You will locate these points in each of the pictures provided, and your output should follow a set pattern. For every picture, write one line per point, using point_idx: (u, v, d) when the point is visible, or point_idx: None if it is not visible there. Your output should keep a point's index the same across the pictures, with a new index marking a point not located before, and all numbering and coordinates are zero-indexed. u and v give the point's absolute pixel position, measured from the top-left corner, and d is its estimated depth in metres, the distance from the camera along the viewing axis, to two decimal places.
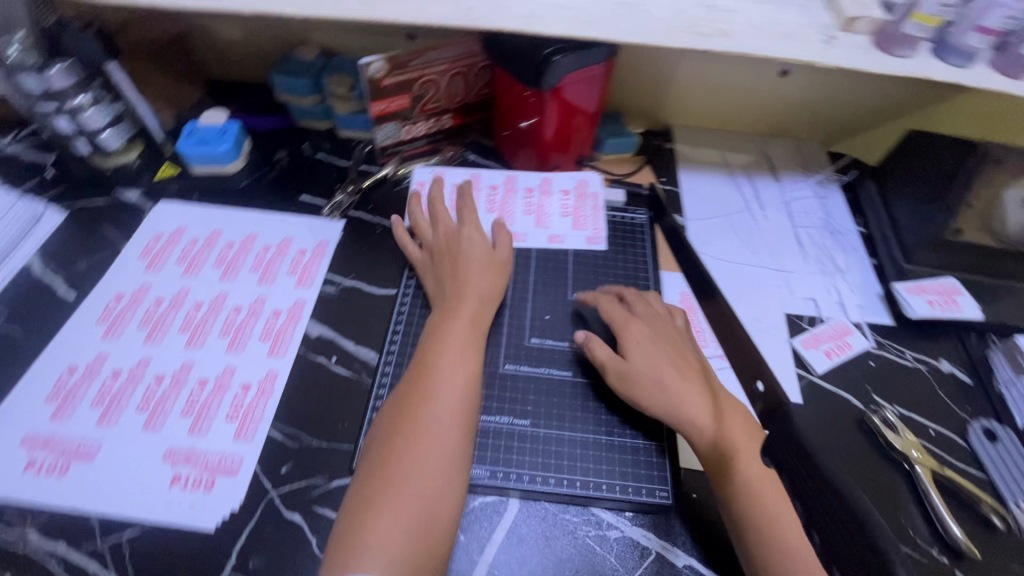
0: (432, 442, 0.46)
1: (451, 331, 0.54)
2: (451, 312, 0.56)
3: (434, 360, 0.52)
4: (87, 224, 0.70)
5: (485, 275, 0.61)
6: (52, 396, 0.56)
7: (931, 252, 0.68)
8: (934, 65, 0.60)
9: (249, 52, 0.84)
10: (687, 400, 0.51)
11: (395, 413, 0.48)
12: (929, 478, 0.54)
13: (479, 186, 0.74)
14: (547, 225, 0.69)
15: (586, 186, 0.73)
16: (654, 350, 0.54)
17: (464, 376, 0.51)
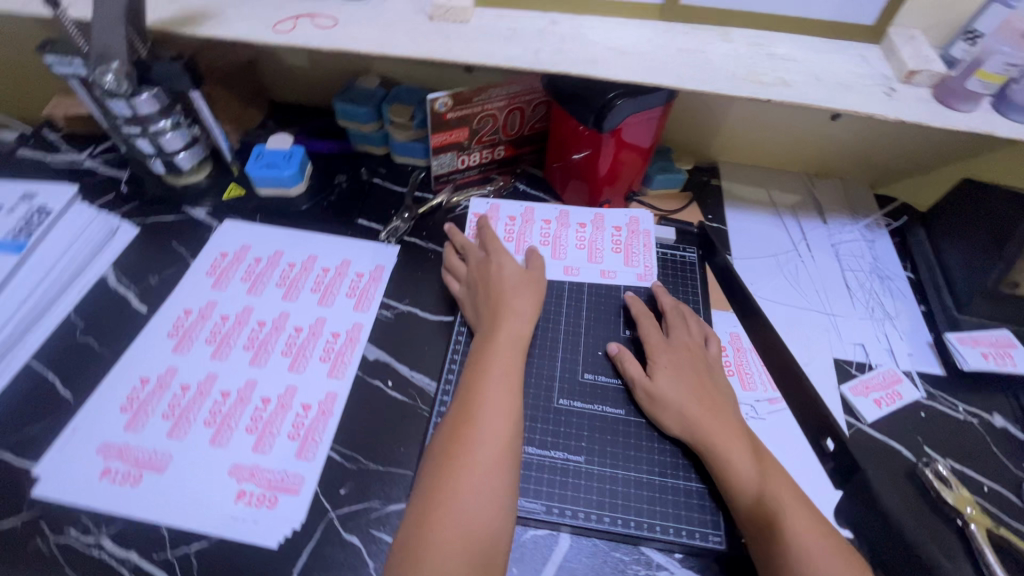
0: (483, 466, 0.48)
1: (494, 357, 0.56)
2: (494, 338, 0.58)
3: (478, 385, 0.53)
4: (158, 239, 0.74)
5: (524, 300, 0.62)
6: (126, 406, 0.58)
7: (984, 303, 0.68)
8: (995, 120, 0.61)
9: (314, 80, 0.89)
10: (718, 437, 0.52)
11: (445, 437, 0.50)
12: (985, 538, 0.53)
13: (532, 218, 0.75)
14: (599, 260, 0.71)
15: (638, 224, 0.74)
16: (685, 381, 0.56)
17: (508, 400, 0.53)
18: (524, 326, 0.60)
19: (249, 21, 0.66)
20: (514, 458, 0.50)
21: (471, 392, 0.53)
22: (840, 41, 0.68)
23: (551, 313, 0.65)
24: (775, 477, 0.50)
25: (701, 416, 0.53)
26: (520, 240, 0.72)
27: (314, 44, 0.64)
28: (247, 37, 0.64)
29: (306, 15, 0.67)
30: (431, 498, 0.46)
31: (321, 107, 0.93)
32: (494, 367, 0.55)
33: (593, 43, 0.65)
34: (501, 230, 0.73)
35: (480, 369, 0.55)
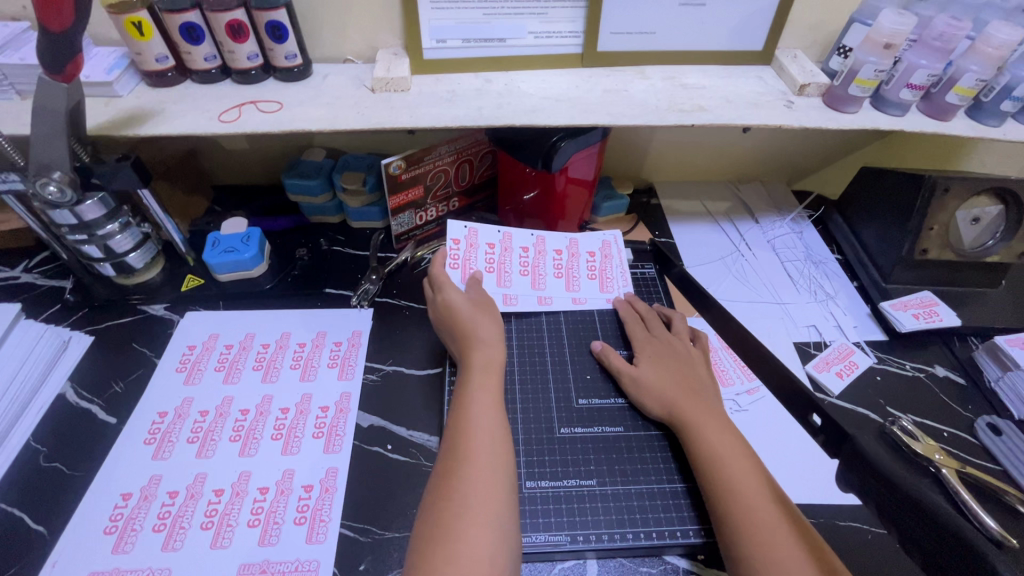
0: (481, 498, 0.47)
1: (476, 393, 0.56)
2: (471, 374, 0.58)
3: (469, 422, 0.53)
4: (116, 344, 0.70)
5: (489, 329, 0.63)
6: (111, 527, 0.54)
7: (906, 270, 0.77)
8: (876, 116, 0.72)
9: (259, 161, 0.90)
10: (700, 422, 0.54)
11: (438, 480, 0.49)
12: (955, 477, 0.59)
13: (511, 246, 0.76)
14: (577, 289, 0.74)
15: (610, 247, 0.80)
16: (665, 372, 0.60)
17: (495, 433, 0.53)
18: (496, 353, 0.60)
19: (192, 115, 0.67)
20: (507, 483, 0.49)
21: (461, 430, 0.52)
22: (738, 67, 0.78)
23: (535, 347, 0.68)
24: (741, 446, 0.52)
25: (688, 410, 0.56)
26: (501, 271, 0.73)
27: (263, 128, 0.65)
28: (193, 130, 0.65)
29: (250, 101, 0.69)
30: (434, 534, 0.44)
31: (269, 186, 0.94)
32: (480, 404, 0.55)
33: (529, 95, 0.71)
34: (482, 260, 0.73)
35: (461, 408, 0.55)
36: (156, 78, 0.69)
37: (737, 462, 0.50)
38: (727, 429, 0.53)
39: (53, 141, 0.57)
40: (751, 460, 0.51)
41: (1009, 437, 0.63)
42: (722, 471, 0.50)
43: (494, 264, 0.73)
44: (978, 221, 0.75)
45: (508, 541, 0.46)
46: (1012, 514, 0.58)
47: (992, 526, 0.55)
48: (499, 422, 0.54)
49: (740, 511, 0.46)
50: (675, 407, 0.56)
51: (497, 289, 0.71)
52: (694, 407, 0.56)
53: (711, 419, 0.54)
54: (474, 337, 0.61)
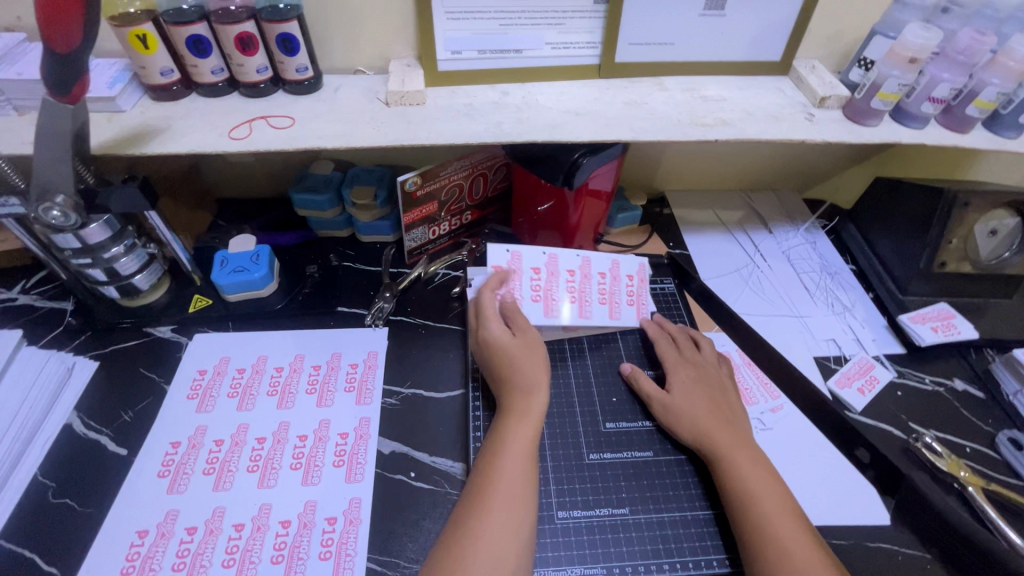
0: (494, 562, 0.45)
1: (509, 439, 0.54)
2: (507, 419, 0.56)
3: (495, 472, 0.51)
4: (122, 370, 0.68)
5: (537, 372, 0.60)
6: (128, 567, 0.52)
7: (923, 283, 0.76)
8: (896, 128, 0.71)
9: (264, 173, 0.87)
10: (736, 461, 0.53)
11: (450, 537, 0.47)
12: (981, 495, 0.59)
13: (558, 271, 0.70)
14: (619, 317, 0.70)
15: (647, 272, 0.75)
16: (697, 400, 0.59)
17: (521, 484, 0.51)
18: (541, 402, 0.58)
19: (200, 132, 0.64)
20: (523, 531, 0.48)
21: (487, 480, 0.51)
22: (755, 77, 0.77)
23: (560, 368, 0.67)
24: (779, 488, 0.51)
25: (724, 445, 0.55)
26: (547, 298, 0.68)
27: (275, 146, 0.63)
28: (202, 148, 0.62)
29: (260, 116, 0.66)
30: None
31: (274, 198, 0.91)
32: (512, 451, 0.53)
33: (547, 108, 0.69)
34: (527, 288, 0.67)
35: (491, 455, 0.53)
36: (160, 92, 0.66)
37: (770, 503, 0.50)
38: (766, 471, 0.53)
39: (57, 165, 0.54)
40: (786, 502, 0.50)
41: None
42: (754, 511, 0.49)
43: (539, 290, 0.68)
44: (995, 233, 0.75)
45: None
46: None
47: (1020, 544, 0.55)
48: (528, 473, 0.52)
49: (771, 563, 0.45)
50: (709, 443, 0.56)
51: (544, 319, 0.66)
52: (728, 444, 0.55)
53: (746, 455, 0.54)
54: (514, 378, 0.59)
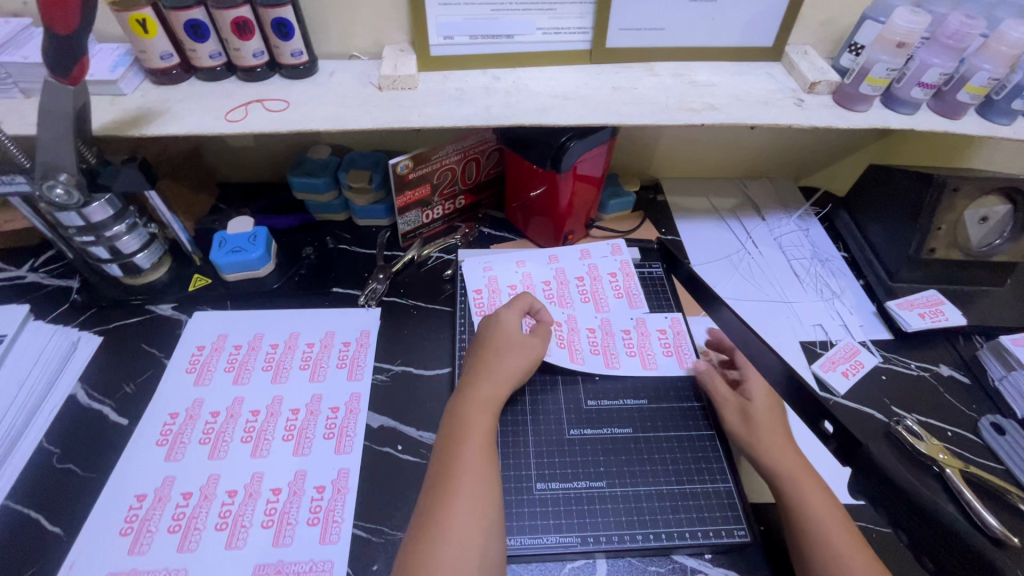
0: (465, 548, 0.45)
1: (469, 424, 0.53)
2: (466, 404, 0.56)
3: (456, 457, 0.51)
4: (125, 345, 0.71)
5: (503, 361, 0.60)
6: (126, 528, 0.55)
7: (912, 269, 0.77)
8: (887, 114, 0.71)
9: (264, 157, 0.89)
10: (799, 475, 0.52)
11: (422, 523, 0.47)
12: (959, 477, 0.60)
13: (532, 283, 0.76)
14: (653, 366, 0.67)
15: (629, 266, 0.79)
16: (766, 411, 0.58)
17: (484, 469, 0.50)
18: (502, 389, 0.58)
19: (198, 114, 0.66)
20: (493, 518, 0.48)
21: (449, 464, 0.50)
22: (747, 63, 0.77)
23: None
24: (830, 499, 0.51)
25: (792, 460, 0.54)
26: (569, 347, 0.68)
27: (269, 128, 0.65)
28: (199, 131, 0.64)
29: (256, 100, 0.68)
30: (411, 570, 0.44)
31: (273, 182, 0.93)
32: (475, 436, 0.52)
33: (537, 93, 0.70)
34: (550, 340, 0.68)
35: (450, 441, 0.52)
36: (160, 76, 0.68)
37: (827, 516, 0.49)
38: (829, 494, 0.51)
39: (60, 144, 0.56)
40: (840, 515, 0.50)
41: (1012, 436, 0.64)
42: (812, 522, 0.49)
43: (561, 338, 0.68)
44: (986, 220, 0.75)
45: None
46: (1013, 513, 0.59)
47: (995, 524, 0.56)
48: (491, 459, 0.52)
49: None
50: (773, 459, 0.54)
51: (568, 364, 0.65)
52: (796, 466, 0.53)
53: (804, 468, 0.53)
54: (484, 367, 0.59)
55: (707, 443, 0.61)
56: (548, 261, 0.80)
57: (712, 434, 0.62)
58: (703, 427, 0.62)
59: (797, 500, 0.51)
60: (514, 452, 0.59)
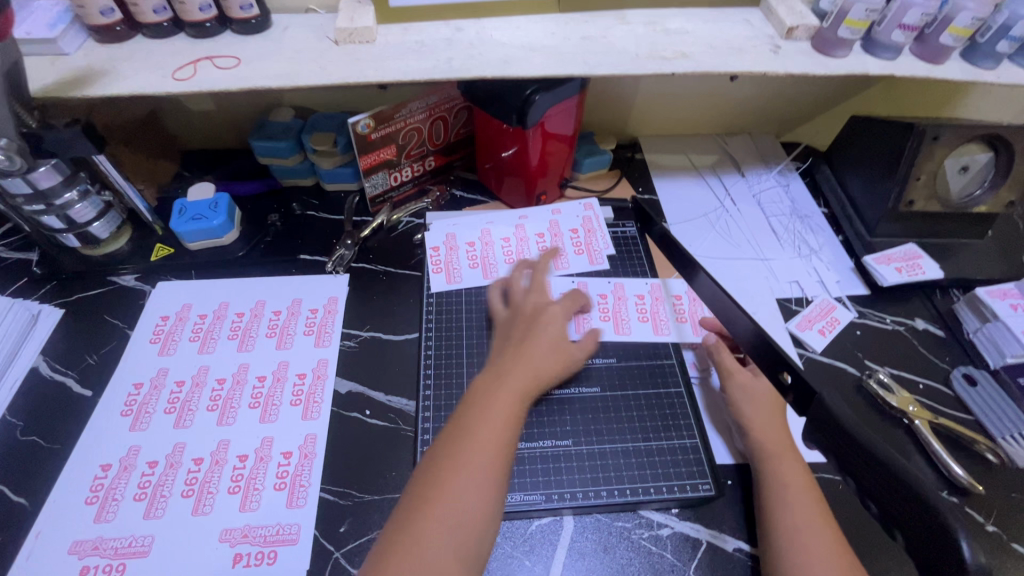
0: (456, 520, 0.44)
1: (496, 397, 0.52)
2: (497, 379, 0.54)
3: (477, 425, 0.49)
4: (87, 317, 0.69)
5: (536, 350, 0.57)
6: (92, 497, 0.55)
7: (890, 223, 0.75)
8: (866, 60, 0.68)
9: (226, 121, 0.86)
10: (776, 453, 0.54)
11: (424, 483, 0.46)
12: (928, 429, 0.60)
13: (491, 240, 0.77)
14: (665, 333, 0.68)
15: (592, 223, 0.79)
16: (766, 401, 0.59)
17: (495, 449, 0.48)
18: (540, 370, 0.56)
19: (143, 73, 0.62)
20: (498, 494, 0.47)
21: (455, 439, 0.48)
22: (724, 9, 0.73)
23: None
24: (803, 475, 0.53)
25: (770, 442, 0.56)
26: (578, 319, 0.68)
27: (219, 86, 0.62)
28: (145, 90, 0.61)
29: (204, 57, 0.64)
30: (407, 528, 0.43)
31: (238, 147, 0.90)
32: (494, 415, 0.50)
33: (501, 44, 0.66)
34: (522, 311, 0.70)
35: (468, 417, 0.50)
36: (104, 33, 0.65)
37: (799, 494, 0.51)
38: (804, 470, 0.54)
39: None
40: (813, 491, 0.52)
41: (982, 388, 0.64)
42: (784, 496, 0.51)
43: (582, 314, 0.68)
44: (967, 169, 0.73)
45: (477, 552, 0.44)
46: (979, 461, 0.59)
47: (962, 474, 0.57)
48: (506, 438, 0.49)
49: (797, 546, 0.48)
50: (756, 438, 0.56)
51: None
52: (776, 444, 0.55)
53: (784, 450, 0.55)
54: (524, 346, 0.57)
55: (676, 400, 0.62)
56: (516, 219, 0.80)
57: (680, 391, 0.63)
58: (672, 385, 0.63)
59: (770, 474, 0.53)
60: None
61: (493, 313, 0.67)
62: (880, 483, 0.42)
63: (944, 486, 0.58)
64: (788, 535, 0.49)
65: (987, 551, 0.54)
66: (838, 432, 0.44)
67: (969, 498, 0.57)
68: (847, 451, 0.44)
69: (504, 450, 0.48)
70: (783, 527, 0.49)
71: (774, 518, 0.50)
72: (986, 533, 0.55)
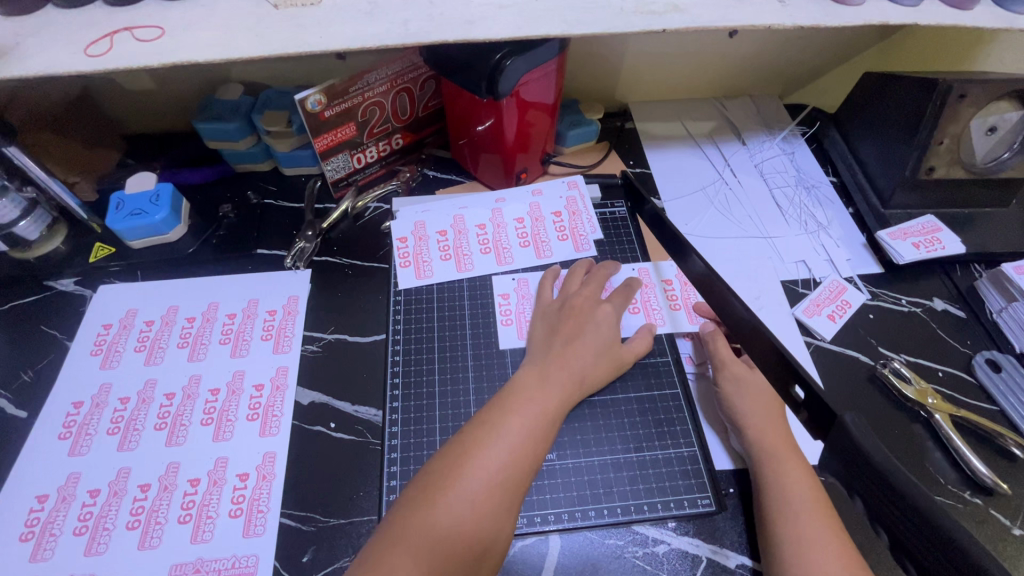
0: (470, 500, 0.42)
1: (533, 390, 0.50)
2: (536, 375, 0.52)
3: (507, 413, 0.48)
4: (21, 328, 0.63)
5: (545, 382, 0.51)
6: (27, 533, 0.50)
7: (907, 193, 0.68)
8: (888, 7, 0.59)
9: (168, 102, 0.77)
10: (780, 459, 0.49)
11: (443, 461, 0.44)
12: (948, 423, 0.55)
13: (465, 227, 0.70)
14: (659, 324, 0.62)
15: (577, 203, 0.72)
16: (766, 400, 0.53)
17: (488, 490, 0.43)
18: (584, 369, 0.53)
19: (51, 51, 0.52)
20: (521, 484, 0.44)
21: (446, 474, 0.43)
22: None
23: (482, 315, 0.63)
24: (811, 483, 0.48)
25: (772, 444, 0.50)
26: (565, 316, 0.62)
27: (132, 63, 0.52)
28: (53, 71, 0.51)
29: (124, 28, 0.54)
30: (416, 501, 0.42)
31: (187, 130, 0.82)
32: (495, 452, 0.44)
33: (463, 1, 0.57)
34: (499, 310, 0.63)
35: (464, 451, 0.45)
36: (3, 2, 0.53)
37: (809, 507, 0.46)
38: (810, 474, 0.48)
39: None
40: (822, 499, 0.46)
41: (1008, 374, 0.58)
42: (791, 509, 0.46)
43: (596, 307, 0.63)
44: (994, 130, 0.65)
45: (489, 537, 0.42)
46: (1004, 457, 0.54)
47: (985, 473, 0.52)
48: (505, 478, 0.44)
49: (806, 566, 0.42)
50: (756, 441, 0.51)
51: (519, 343, 0.61)
52: (779, 445, 0.50)
53: (788, 453, 0.49)
54: (564, 344, 0.55)
55: (671, 403, 0.56)
56: (493, 202, 0.72)
57: (676, 392, 0.57)
58: (667, 386, 0.58)
59: (772, 479, 0.48)
60: (455, 406, 0.57)
61: (539, 298, 0.62)
62: (922, 542, 0.34)
63: (966, 486, 0.53)
64: (795, 551, 0.43)
65: (1014, 557, 0.49)
66: (865, 470, 0.37)
67: (994, 500, 0.52)
68: (878, 500, 0.36)
69: (500, 491, 0.43)
70: (791, 541, 0.44)
71: (777, 529, 0.45)
72: (1013, 537, 0.50)
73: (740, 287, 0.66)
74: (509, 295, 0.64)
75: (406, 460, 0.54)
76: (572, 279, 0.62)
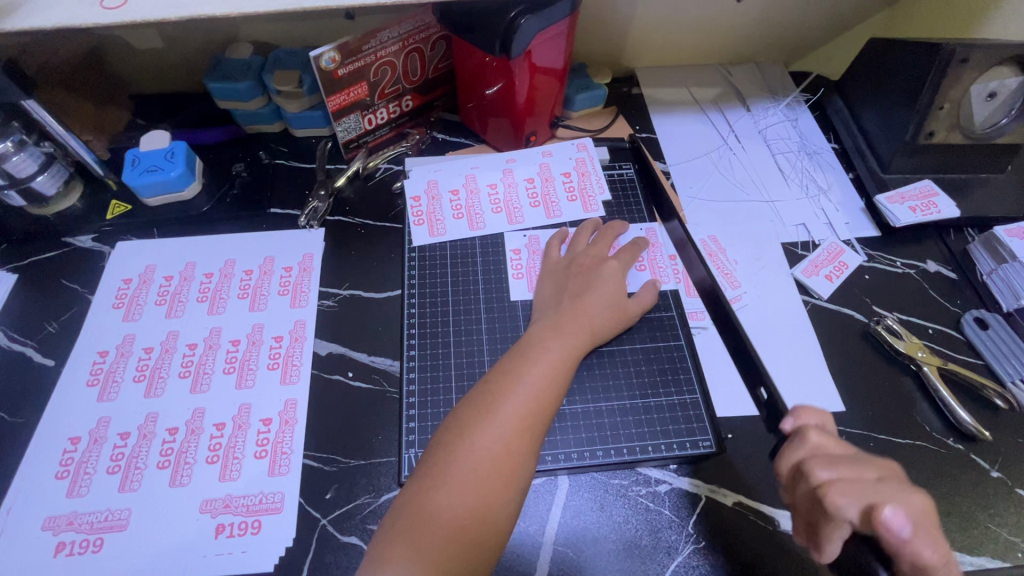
0: (501, 444, 0.44)
1: (549, 341, 0.52)
2: (550, 328, 0.54)
3: (527, 363, 0.50)
4: (43, 282, 0.64)
5: (559, 333, 0.53)
6: (63, 471, 0.52)
7: (906, 158, 0.70)
8: None
9: (176, 60, 0.77)
10: None
11: (471, 406, 0.47)
12: (936, 375, 0.58)
13: (477, 187, 0.71)
14: (664, 281, 0.64)
15: (585, 165, 0.73)
16: None
17: (519, 432, 0.45)
18: (595, 324, 0.56)
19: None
20: (543, 429, 0.47)
21: (476, 418, 0.46)
22: None
23: (492, 272, 0.65)
24: None
25: None
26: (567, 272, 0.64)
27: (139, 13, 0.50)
28: (64, 22, 0.49)
29: None
30: (451, 445, 0.44)
31: (194, 90, 0.82)
32: (520, 397, 0.47)
33: None
34: (509, 266, 0.65)
35: (490, 398, 0.47)
36: None
37: None
38: None
39: None
40: None
41: (995, 332, 0.61)
42: None
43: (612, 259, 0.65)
44: (994, 96, 0.66)
45: (520, 478, 0.44)
46: (987, 407, 0.57)
47: (968, 420, 0.55)
48: (532, 421, 0.46)
49: None
50: None
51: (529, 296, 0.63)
52: None
53: None
54: (574, 299, 0.57)
55: (675, 354, 0.59)
56: (503, 163, 0.74)
57: (679, 344, 0.60)
58: (672, 339, 0.60)
59: None
60: (468, 356, 0.59)
61: (547, 256, 0.64)
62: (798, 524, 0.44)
63: (949, 433, 0.56)
64: None
65: (989, 497, 0.53)
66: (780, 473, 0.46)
67: (976, 446, 0.55)
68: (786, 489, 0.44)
69: (529, 433, 0.46)
70: None
71: None
72: (991, 478, 0.54)
73: (743, 248, 0.68)
74: (518, 252, 0.66)
75: (423, 406, 0.56)
76: (579, 238, 0.64)
